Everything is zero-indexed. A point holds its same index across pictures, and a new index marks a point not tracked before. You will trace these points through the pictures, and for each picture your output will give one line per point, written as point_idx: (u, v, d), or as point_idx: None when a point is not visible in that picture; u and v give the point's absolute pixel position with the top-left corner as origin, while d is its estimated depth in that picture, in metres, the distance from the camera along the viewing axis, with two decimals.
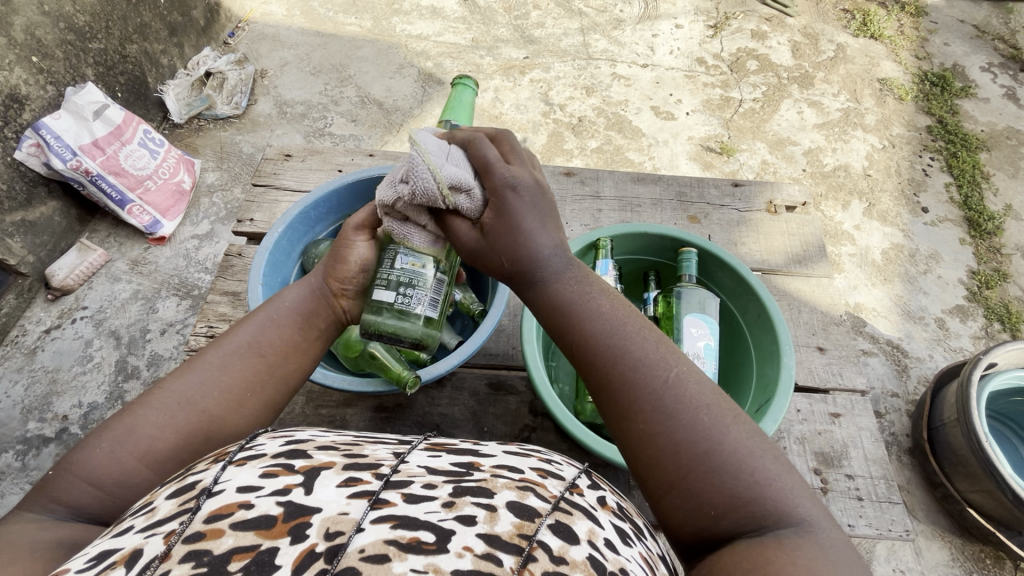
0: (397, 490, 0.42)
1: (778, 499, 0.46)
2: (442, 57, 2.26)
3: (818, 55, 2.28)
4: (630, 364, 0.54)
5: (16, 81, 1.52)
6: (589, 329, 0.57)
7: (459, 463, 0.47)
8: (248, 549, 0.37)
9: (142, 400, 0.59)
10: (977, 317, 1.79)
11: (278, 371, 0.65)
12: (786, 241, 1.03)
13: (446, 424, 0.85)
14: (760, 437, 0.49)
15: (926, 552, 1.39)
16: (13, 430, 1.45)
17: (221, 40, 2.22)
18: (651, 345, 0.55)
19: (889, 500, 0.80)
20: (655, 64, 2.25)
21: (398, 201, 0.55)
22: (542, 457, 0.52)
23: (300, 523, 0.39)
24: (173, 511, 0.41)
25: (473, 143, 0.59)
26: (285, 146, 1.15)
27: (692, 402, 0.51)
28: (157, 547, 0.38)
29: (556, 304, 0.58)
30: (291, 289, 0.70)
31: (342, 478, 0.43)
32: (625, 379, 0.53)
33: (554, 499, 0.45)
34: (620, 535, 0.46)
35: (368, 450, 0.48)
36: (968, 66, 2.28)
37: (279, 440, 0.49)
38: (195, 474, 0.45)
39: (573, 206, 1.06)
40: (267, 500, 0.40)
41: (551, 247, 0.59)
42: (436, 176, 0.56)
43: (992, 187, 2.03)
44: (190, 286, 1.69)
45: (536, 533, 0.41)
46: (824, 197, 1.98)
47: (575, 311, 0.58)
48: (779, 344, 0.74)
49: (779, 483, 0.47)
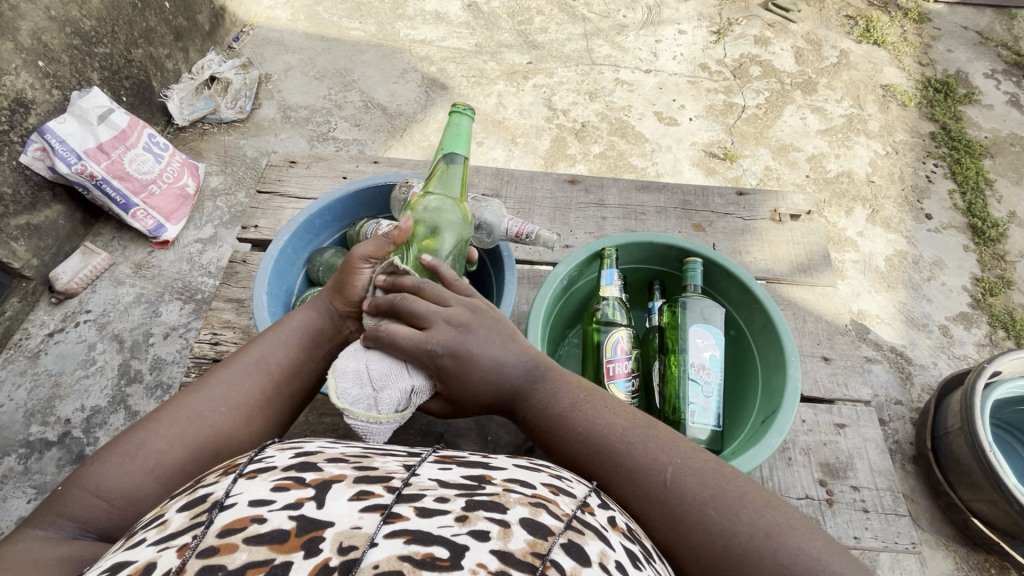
0: (410, 504, 0.42)
1: (809, 572, 0.48)
2: (445, 62, 2.26)
3: (821, 61, 2.28)
4: (627, 470, 0.57)
5: (23, 85, 1.53)
6: (581, 433, 0.60)
7: (470, 476, 0.47)
8: (262, 563, 0.37)
9: (154, 415, 0.59)
10: (981, 325, 1.78)
11: (285, 389, 0.65)
12: (790, 249, 1.03)
13: (451, 433, 0.85)
14: (772, 510, 0.52)
15: (930, 562, 1.38)
16: (16, 434, 1.46)
17: (225, 44, 2.23)
18: (641, 445, 0.57)
19: (896, 512, 0.80)
20: (657, 69, 2.26)
21: (355, 414, 0.58)
22: (552, 472, 0.52)
23: (314, 538, 0.39)
24: (184, 524, 0.41)
25: (384, 336, 0.60)
26: (290, 153, 1.16)
27: (698, 495, 0.53)
28: (172, 561, 0.38)
29: (543, 414, 0.63)
30: (300, 308, 0.69)
31: (354, 491, 0.43)
32: (632, 489, 0.56)
33: (567, 517, 0.45)
34: (631, 558, 0.46)
35: (378, 463, 0.48)
36: (971, 73, 2.28)
37: (288, 452, 0.48)
38: (205, 486, 0.45)
39: (578, 214, 1.06)
40: (280, 514, 0.40)
41: (512, 361, 0.64)
42: (371, 351, 0.60)
43: (995, 194, 2.02)
44: (193, 290, 1.70)
45: (548, 552, 0.41)
46: (827, 204, 1.97)
47: (569, 418, 0.61)
48: (785, 355, 0.74)
49: (805, 556, 0.49)
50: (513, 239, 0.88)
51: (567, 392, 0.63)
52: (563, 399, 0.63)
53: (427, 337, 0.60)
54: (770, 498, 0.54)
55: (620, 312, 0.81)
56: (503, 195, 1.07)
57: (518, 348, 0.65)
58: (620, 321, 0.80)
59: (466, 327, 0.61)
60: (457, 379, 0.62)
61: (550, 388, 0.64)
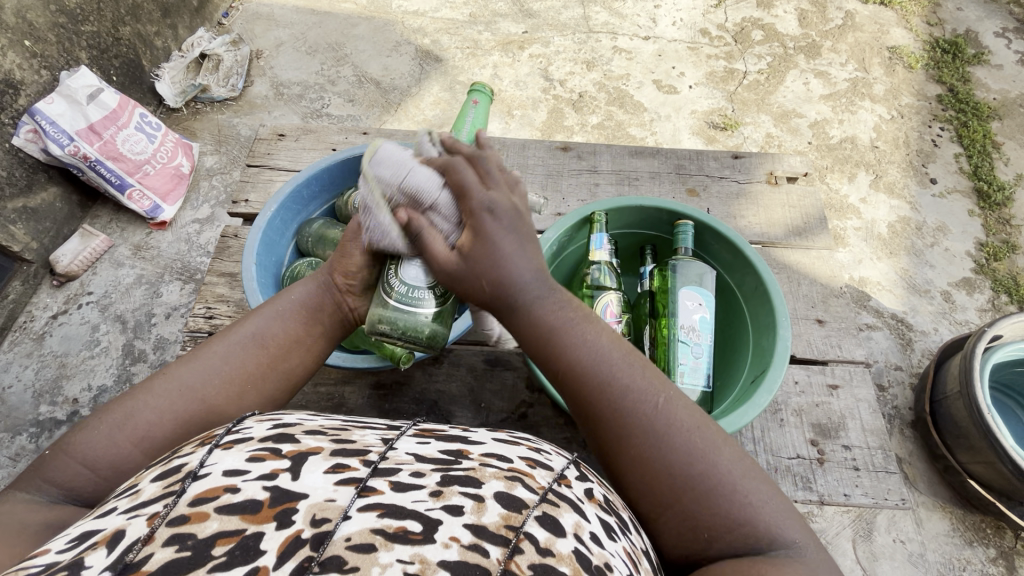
0: (386, 477, 0.43)
1: (771, 522, 0.50)
2: (439, 33, 2.21)
3: (826, 23, 2.22)
4: (619, 392, 0.56)
5: (10, 66, 1.51)
6: (581, 345, 0.59)
7: (447, 451, 0.48)
8: (232, 534, 0.38)
9: (146, 385, 0.60)
10: (984, 289, 1.76)
11: (280, 368, 0.66)
12: (786, 213, 1.01)
13: (444, 400, 0.86)
14: (748, 456, 0.53)
15: (927, 523, 1.40)
16: (26, 414, 1.49)
17: (214, 21, 2.18)
18: (637, 371, 0.58)
19: (886, 470, 0.81)
20: (657, 36, 2.20)
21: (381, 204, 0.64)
22: (530, 446, 0.52)
23: (287, 509, 0.40)
24: (156, 493, 0.42)
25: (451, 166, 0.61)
26: (278, 125, 1.14)
27: (682, 426, 0.54)
28: (141, 529, 0.38)
29: (538, 326, 0.60)
30: (301, 283, 0.70)
31: (329, 464, 0.43)
32: (612, 411, 0.56)
33: (542, 490, 0.45)
34: (606, 529, 0.46)
35: (357, 435, 0.49)
36: (981, 32, 2.21)
37: (266, 424, 0.49)
38: (180, 456, 0.46)
39: (570, 180, 1.05)
40: (254, 485, 0.41)
41: (531, 268, 0.60)
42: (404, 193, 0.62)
43: (1002, 157, 1.98)
44: (192, 270, 1.70)
45: (523, 524, 0.42)
46: (829, 170, 1.95)
47: (563, 330, 0.59)
48: (776, 317, 0.74)
49: (772, 508, 0.50)
50: None
51: (572, 305, 0.61)
52: (568, 313, 0.60)
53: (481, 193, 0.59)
54: (746, 449, 0.54)
55: (611, 276, 0.81)
56: None
57: (536, 253, 0.61)
58: (610, 286, 0.80)
59: (497, 210, 0.59)
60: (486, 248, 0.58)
61: (551, 300, 0.61)
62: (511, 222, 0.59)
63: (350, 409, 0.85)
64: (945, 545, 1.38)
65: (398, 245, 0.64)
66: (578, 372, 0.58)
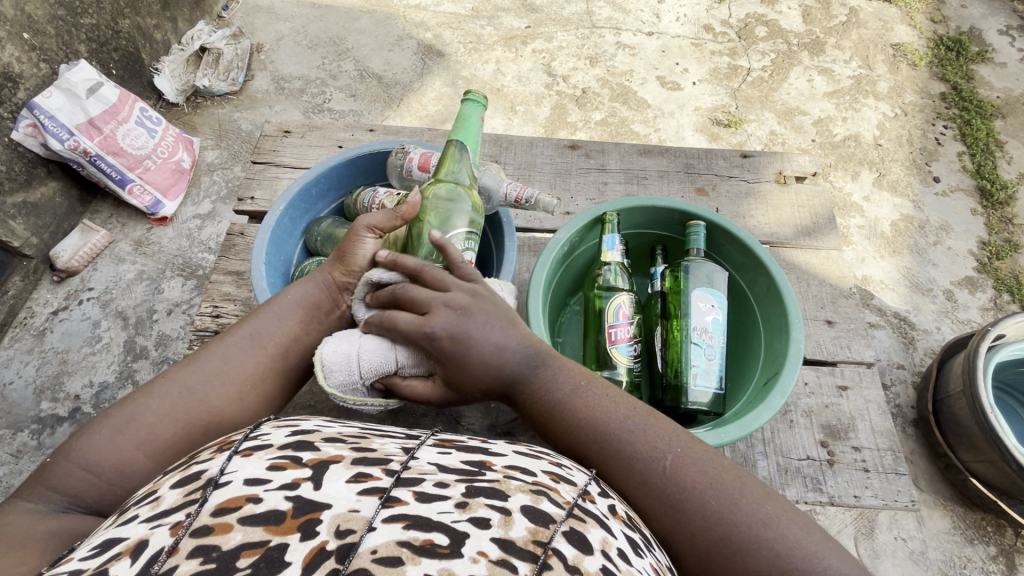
0: (409, 488, 0.43)
1: (806, 565, 0.50)
2: (441, 28, 2.19)
3: (830, 20, 2.21)
4: (630, 459, 0.58)
5: (8, 59, 1.50)
6: (581, 417, 0.61)
7: (471, 462, 0.47)
8: (257, 544, 0.37)
9: (146, 388, 0.60)
10: (986, 288, 1.77)
11: (279, 366, 0.65)
12: (794, 213, 1.01)
13: (454, 402, 0.86)
14: (768, 502, 0.54)
15: (928, 521, 1.41)
16: (28, 411, 1.48)
17: (214, 14, 2.15)
18: (643, 433, 0.59)
19: (896, 471, 0.81)
20: (660, 31, 2.18)
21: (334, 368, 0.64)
22: (552, 460, 0.52)
23: (310, 520, 0.39)
24: (178, 501, 0.41)
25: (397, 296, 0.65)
26: (283, 122, 1.13)
27: (698, 485, 0.55)
28: (165, 539, 0.38)
29: (544, 398, 0.63)
30: (298, 282, 0.70)
31: (351, 473, 0.43)
32: (633, 484, 0.57)
33: (568, 505, 0.45)
34: (632, 546, 0.46)
35: (376, 444, 0.48)
36: (985, 29, 2.20)
37: (285, 431, 0.48)
38: (200, 463, 0.45)
39: (578, 179, 1.04)
40: (276, 495, 0.40)
41: (512, 348, 0.64)
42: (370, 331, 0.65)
43: (1006, 155, 1.97)
44: (194, 267, 1.69)
45: (550, 539, 0.41)
46: (833, 168, 1.94)
47: (570, 404, 0.62)
48: (789, 318, 0.74)
49: (803, 548, 0.51)
50: (513, 204, 0.87)
51: (567, 376, 0.64)
52: (562, 386, 0.63)
53: (426, 321, 0.62)
54: (767, 491, 0.56)
55: (622, 277, 0.80)
56: (502, 162, 1.05)
57: (517, 334, 0.64)
58: (621, 287, 0.79)
59: (465, 310, 0.62)
60: (456, 361, 0.62)
61: (549, 374, 0.64)
62: (490, 317, 0.64)
63: (359, 410, 0.85)
64: (946, 543, 1.39)
65: (378, 362, 0.63)
66: (596, 445, 0.59)
